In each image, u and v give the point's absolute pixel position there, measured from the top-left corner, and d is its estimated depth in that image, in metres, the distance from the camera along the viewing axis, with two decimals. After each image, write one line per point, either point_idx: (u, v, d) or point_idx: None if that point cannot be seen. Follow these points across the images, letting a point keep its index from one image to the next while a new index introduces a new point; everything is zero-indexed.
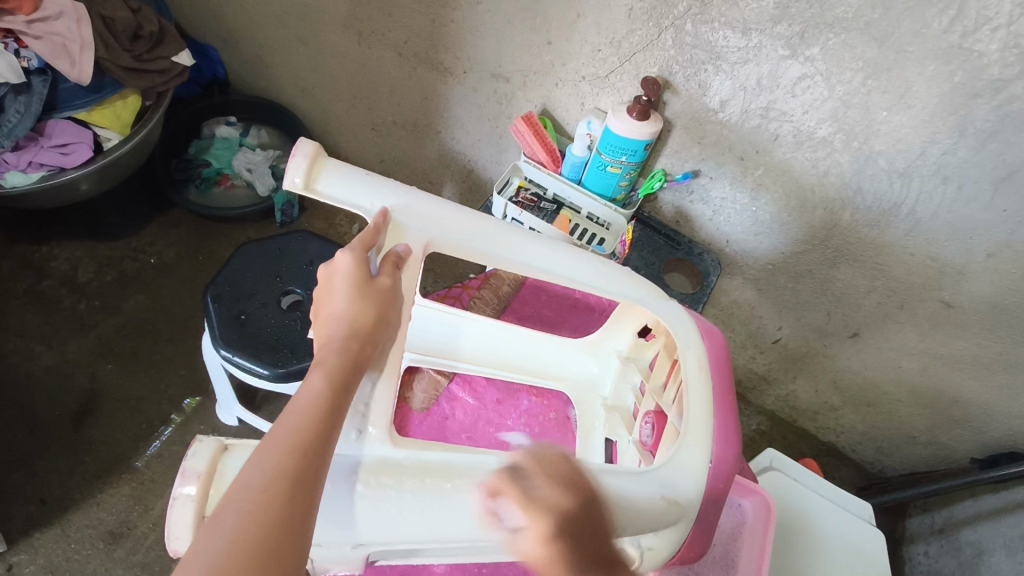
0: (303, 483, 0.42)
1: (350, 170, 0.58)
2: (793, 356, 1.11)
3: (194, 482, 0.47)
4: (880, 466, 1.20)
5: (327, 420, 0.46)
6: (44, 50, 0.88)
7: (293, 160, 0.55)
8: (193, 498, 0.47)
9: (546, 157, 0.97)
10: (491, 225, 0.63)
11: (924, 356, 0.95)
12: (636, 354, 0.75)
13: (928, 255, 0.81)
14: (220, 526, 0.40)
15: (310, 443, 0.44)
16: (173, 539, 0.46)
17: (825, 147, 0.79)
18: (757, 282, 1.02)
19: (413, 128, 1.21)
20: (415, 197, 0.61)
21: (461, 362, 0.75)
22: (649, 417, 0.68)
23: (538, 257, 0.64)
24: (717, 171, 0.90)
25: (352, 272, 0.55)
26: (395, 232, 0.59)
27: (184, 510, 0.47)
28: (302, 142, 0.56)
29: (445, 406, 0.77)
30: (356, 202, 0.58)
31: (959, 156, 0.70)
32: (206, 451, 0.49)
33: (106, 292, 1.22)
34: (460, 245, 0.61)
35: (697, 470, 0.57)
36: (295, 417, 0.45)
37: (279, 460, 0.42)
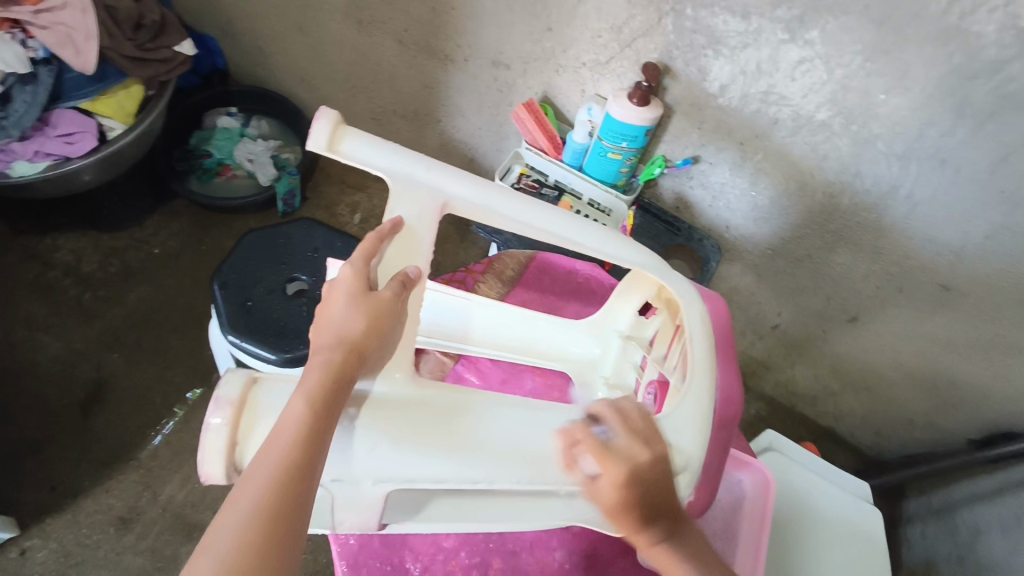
0: (284, 526, 0.40)
1: (373, 136, 0.55)
2: (792, 342, 1.12)
3: (225, 410, 0.45)
4: (878, 450, 1.21)
5: (308, 456, 0.42)
6: (49, 40, 0.89)
7: (315, 124, 0.52)
8: (224, 425, 0.44)
9: (547, 144, 0.98)
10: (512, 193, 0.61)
11: (923, 339, 0.96)
12: (637, 331, 0.75)
13: (925, 238, 0.82)
14: (196, 572, 0.37)
15: (292, 481, 0.41)
16: (205, 464, 0.44)
17: (824, 131, 0.79)
18: (756, 267, 1.03)
19: (414, 117, 1.22)
20: (436, 162, 0.57)
21: (471, 345, 0.75)
22: (653, 386, 0.67)
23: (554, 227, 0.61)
24: (716, 156, 0.91)
25: (352, 282, 0.50)
26: (414, 197, 0.55)
27: (217, 436, 0.44)
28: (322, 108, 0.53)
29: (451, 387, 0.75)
30: (380, 166, 0.55)
31: (956, 138, 0.71)
32: (237, 381, 0.46)
33: (110, 282, 1.23)
34: (478, 208, 0.58)
35: (697, 420, 0.57)
36: (276, 452, 0.41)
37: (249, 512, 0.39)
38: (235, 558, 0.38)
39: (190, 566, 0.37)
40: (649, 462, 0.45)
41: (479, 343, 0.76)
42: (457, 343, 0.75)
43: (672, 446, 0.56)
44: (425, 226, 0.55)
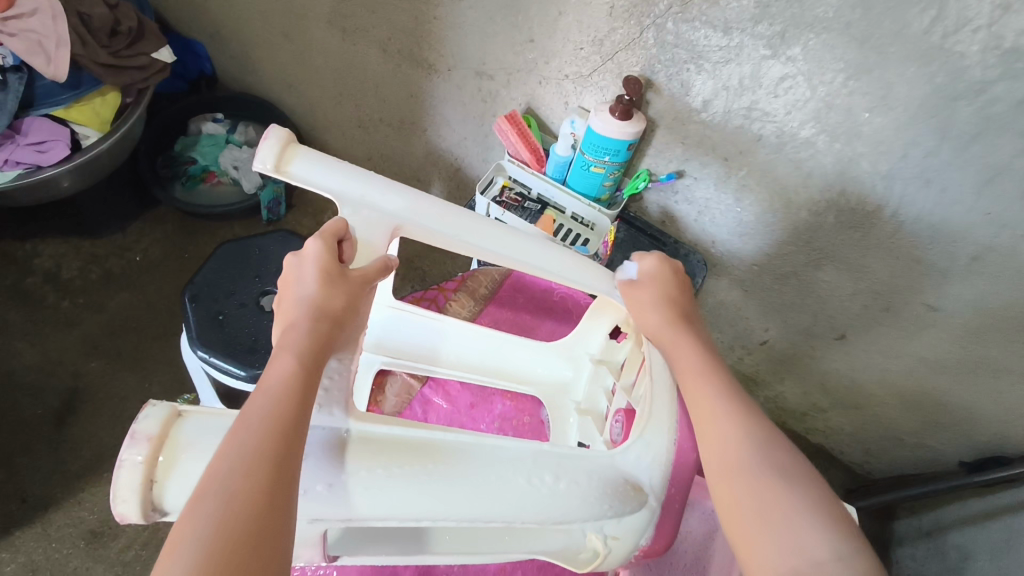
0: (285, 458, 0.40)
1: (324, 158, 0.57)
2: (780, 358, 1.11)
3: (144, 445, 0.42)
4: (868, 468, 1.19)
5: (301, 401, 0.44)
6: (18, 47, 0.87)
7: (264, 142, 0.54)
8: (142, 463, 0.42)
9: (530, 157, 0.96)
10: (466, 214, 0.62)
11: (911, 359, 0.94)
12: (609, 355, 0.75)
13: (912, 258, 0.80)
14: (199, 510, 0.37)
15: (288, 420, 0.42)
16: (119, 501, 0.42)
17: (807, 148, 0.78)
18: (743, 283, 1.01)
19: (399, 125, 1.20)
20: (386, 180, 0.59)
21: (438, 366, 0.75)
22: (619, 415, 0.68)
23: (503, 243, 0.63)
24: (701, 171, 0.89)
25: (323, 257, 0.52)
26: (363, 219, 0.58)
27: (133, 474, 0.42)
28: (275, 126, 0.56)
29: (417, 411, 0.75)
30: (329, 186, 0.57)
31: (941, 159, 0.69)
32: (161, 413, 0.44)
33: (90, 289, 1.22)
34: (430, 230, 0.60)
35: (657, 459, 0.57)
36: (269, 398, 0.43)
37: (253, 446, 0.40)
38: (251, 488, 0.38)
39: (195, 505, 0.37)
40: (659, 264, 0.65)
41: (448, 364, 0.75)
42: (424, 364, 0.75)
43: (629, 481, 0.56)
44: (376, 245, 0.58)
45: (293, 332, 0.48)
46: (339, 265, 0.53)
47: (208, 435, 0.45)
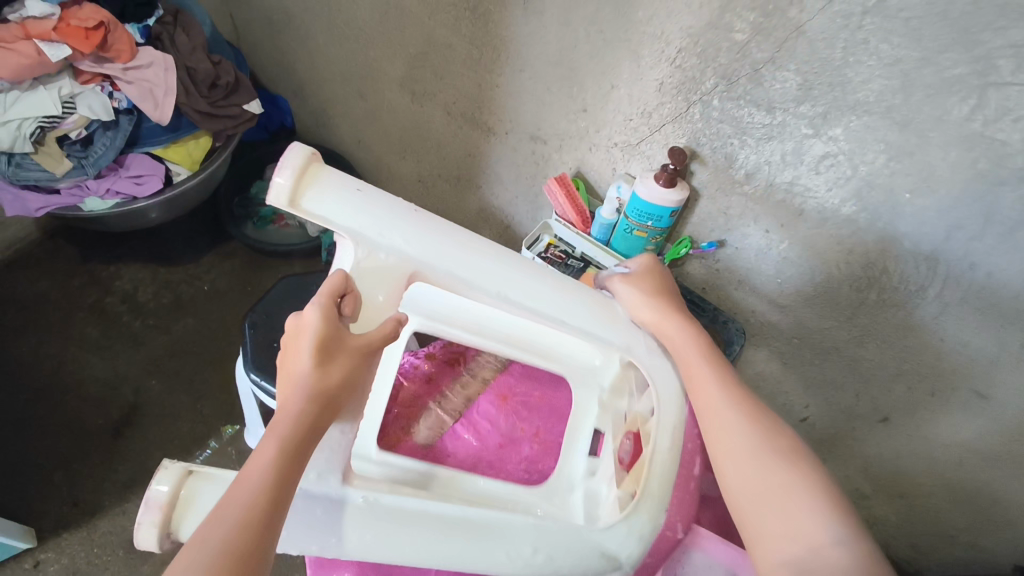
0: (256, 556, 0.45)
1: (337, 189, 0.61)
2: (821, 438, 1.07)
3: (156, 507, 0.51)
4: (916, 566, 1.13)
5: (282, 484, 0.49)
6: (133, 94, 0.98)
7: (278, 176, 0.58)
8: (157, 522, 0.51)
9: (576, 218, 1.00)
10: (477, 252, 0.67)
11: (959, 449, 0.90)
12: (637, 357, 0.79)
13: (957, 342, 0.79)
14: None
15: (266, 507, 0.47)
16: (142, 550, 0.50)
17: (848, 225, 0.79)
18: (782, 355, 1.01)
19: (457, 181, 1.28)
20: (401, 220, 0.63)
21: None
22: (630, 435, 0.74)
23: (511, 282, 0.68)
24: (742, 242, 0.91)
25: (322, 331, 0.56)
26: (374, 262, 0.63)
27: (149, 532, 0.50)
28: (298, 145, 0.60)
29: (448, 444, 0.84)
30: (341, 223, 0.61)
31: (985, 243, 0.69)
32: (172, 475, 0.53)
33: (160, 312, 1.31)
34: (443, 273, 0.66)
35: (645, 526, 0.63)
36: (252, 478, 0.48)
37: (224, 543, 0.44)
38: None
39: None
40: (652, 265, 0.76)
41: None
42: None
43: (604, 555, 0.62)
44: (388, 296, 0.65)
45: (286, 410, 0.53)
46: (337, 335, 0.57)
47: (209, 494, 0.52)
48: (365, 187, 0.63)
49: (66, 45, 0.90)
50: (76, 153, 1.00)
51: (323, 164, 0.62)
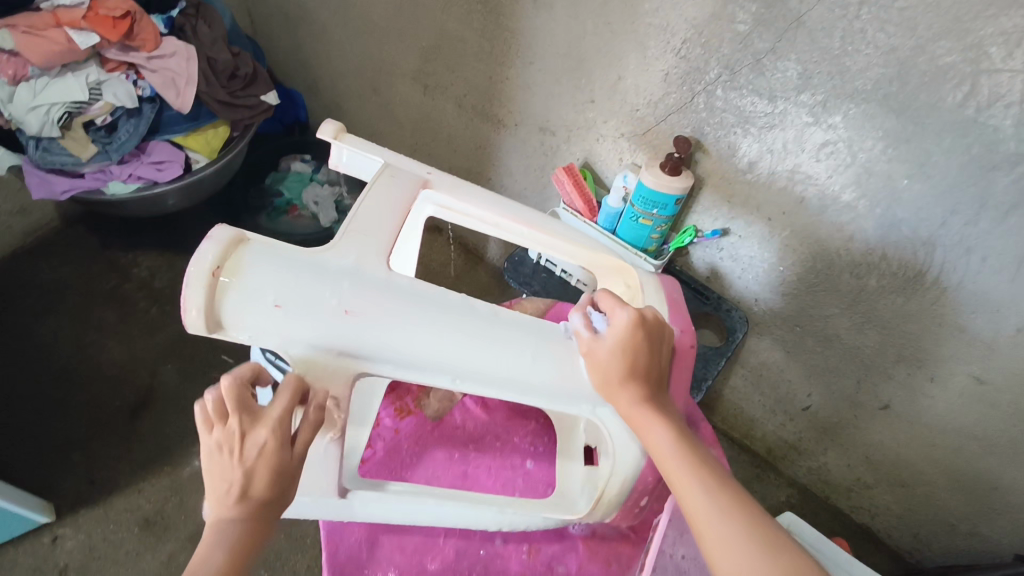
0: None
1: (253, 306, 0.52)
2: (823, 426, 1.09)
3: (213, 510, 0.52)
4: (917, 555, 1.14)
5: None
6: (156, 82, 1.02)
7: (186, 314, 0.50)
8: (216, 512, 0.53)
9: (583, 206, 1.02)
10: (429, 335, 0.58)
11: (958, 435, 0.92)
12: None
13: (955, 327, 0.81)
14: None
15: None
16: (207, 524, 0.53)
17: (849, 212, 0.81)
18: (785, 343, 1.03)
19: (466, 174, 1.31)
20: (326, 325, 0.54)
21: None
22: None
23: (466, 368, 0.59)
24: (745, 230, 0.94)
25: (263, 449, 0.51)
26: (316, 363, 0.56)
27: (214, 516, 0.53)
28: (205, 247, 0.51)
29: (458, 417, 0.84)
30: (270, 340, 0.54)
31: (980, 228, 0.72)
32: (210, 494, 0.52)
33: (176, 299, 1.34)
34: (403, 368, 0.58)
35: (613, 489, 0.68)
36: None
37: None
38: None
39: None
40: (635, 322, 0.60)
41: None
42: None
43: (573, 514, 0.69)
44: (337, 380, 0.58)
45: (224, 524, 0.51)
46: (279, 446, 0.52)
47: None
48: (284, 290, 0.53)
49: (95, 33, 0.95)
50: (101, 139, 1.04)
51: (237, 251, 0.53)
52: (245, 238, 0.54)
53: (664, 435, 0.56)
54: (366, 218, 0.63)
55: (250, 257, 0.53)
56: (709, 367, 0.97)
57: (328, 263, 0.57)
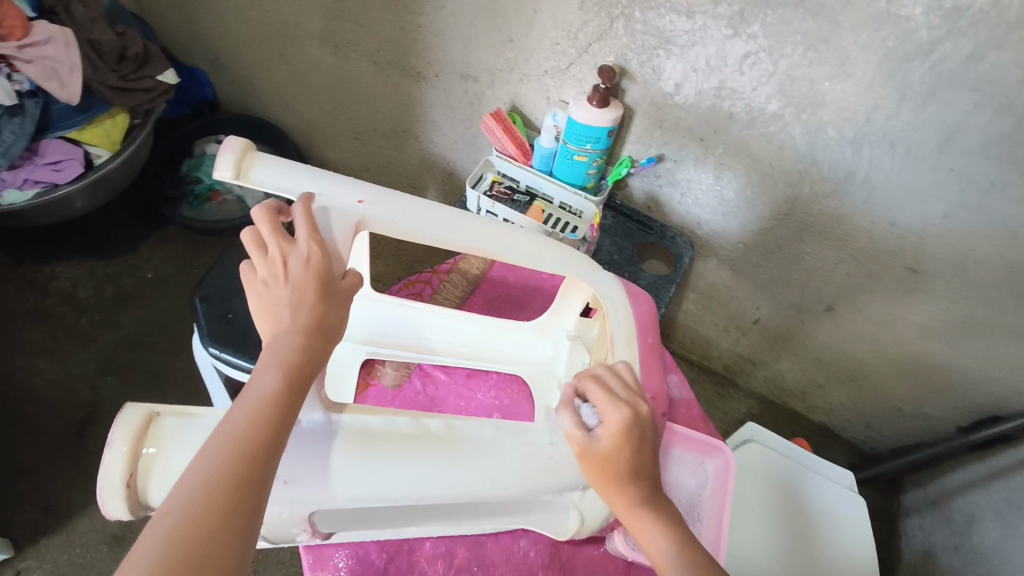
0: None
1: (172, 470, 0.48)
2: (774, 336, 1.13)
3: (127, 439, 0.48)
4: (872, 443, 1.21)
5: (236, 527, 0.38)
6: (35, 74, 0.93)
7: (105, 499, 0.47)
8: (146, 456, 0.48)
9: (516, 151, 1.00)
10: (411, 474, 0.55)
11: (899, 326, 0.97)
12: (583, 332, 0.80)
13: (887, 222, 0.84)
14: None
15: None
16: (106, 502, 0.47)
17: (776, 121, 0.81)
18: (730, 262, 1.05)
19: (394, 134, 1.26)
20: None
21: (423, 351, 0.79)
22: None
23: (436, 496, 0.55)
24: (679, 154, 0.93)
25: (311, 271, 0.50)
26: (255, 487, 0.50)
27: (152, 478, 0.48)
28: (111, 455, 0.47)
29: (416, 383, 0.80)
30: None
31: (902, 120, 0.73)
32: (133, 418, 0.48)
33: (105, 307, 1.27)
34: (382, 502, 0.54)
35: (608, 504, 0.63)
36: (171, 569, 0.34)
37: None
38: None
39: None
40: (628, 419, 0.50)
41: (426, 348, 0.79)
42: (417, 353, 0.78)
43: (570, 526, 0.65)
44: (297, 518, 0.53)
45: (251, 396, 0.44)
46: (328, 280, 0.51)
47: (183, 434, 0.49)
48: None
49: None
50: None
51: (150, 444, 0.49)
52: (155, 416, 0.50)
53: (660, 537, 0.50)
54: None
55: (164, 441, 0.49)
56: (661, 297, 0.98)
57: None
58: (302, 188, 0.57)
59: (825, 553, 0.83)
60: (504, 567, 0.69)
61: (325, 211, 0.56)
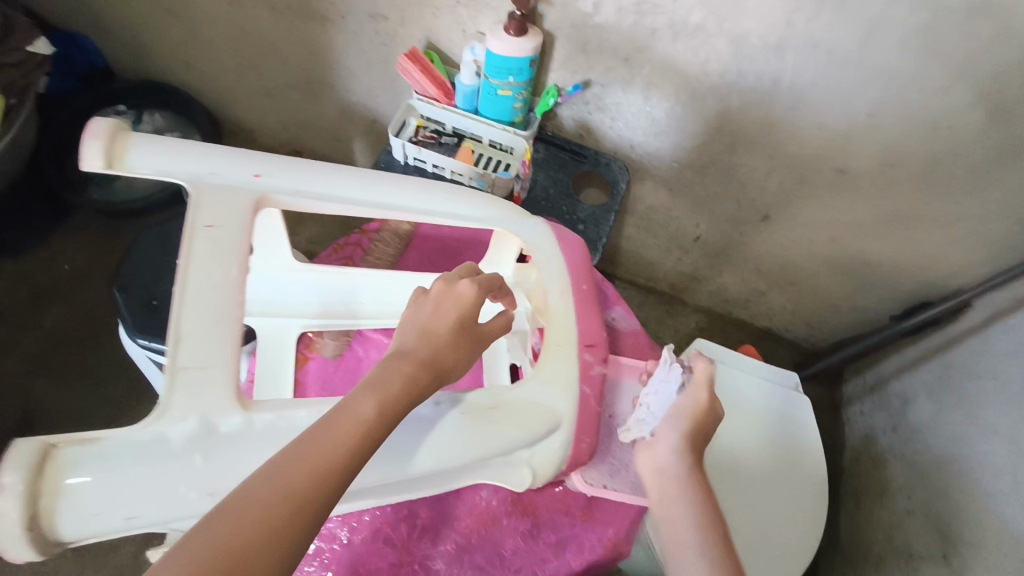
0: None
1: (90, 499, 0.40)
2: (715, 251, 1.15)
3: (20, 475, 0.38)
4: (814, 340, 1.28)
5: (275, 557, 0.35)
6: None
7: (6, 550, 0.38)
8: (58, 496, 0.39)
9: (437, 92, 0.94)
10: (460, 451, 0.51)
11: (833, 228, 0.99)
12: (522, 279, 0.78)
13: (815, 126, 0.84)
14: None
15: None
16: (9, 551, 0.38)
17: (700, 34, 0.79)
18: (667, 183, 1.04)
19: (306, 86, 1.17)
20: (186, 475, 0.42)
21: (362, 318, 0.69)
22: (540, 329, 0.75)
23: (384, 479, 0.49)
24: (606, 78, 0.90)
25: (461, 299, 0.51)
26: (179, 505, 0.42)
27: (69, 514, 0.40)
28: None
29: (358, 349, 0.69)
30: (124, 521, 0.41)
31: (823, 21, 0.71)
32: (28, 455, 0.39)
33: (22, 308, 1.18)
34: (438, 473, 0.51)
35: (553, 453, 0.60)
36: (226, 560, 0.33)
37: None
38: None
39: None
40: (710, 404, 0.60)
41: (372, 313, 0.69)
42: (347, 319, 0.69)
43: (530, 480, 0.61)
44: None
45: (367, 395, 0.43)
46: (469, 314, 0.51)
47: (94, 460, 0.41)
48: (130, 496, 0.41)
49: None
50: None
51: (52, 479, 0.40)
52: (53, 448, 0.40)
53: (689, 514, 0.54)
54: (201, 305, 0.47)
55: (72, 471, 0.40)
56: (601, 228, 0.97)
57: (164, 434, 0.43)
58: (187, 168, 0.53)
59: (768, 452, 0.89)
60: (468, 521, 0.69)
61: (215, 189, 0.52)
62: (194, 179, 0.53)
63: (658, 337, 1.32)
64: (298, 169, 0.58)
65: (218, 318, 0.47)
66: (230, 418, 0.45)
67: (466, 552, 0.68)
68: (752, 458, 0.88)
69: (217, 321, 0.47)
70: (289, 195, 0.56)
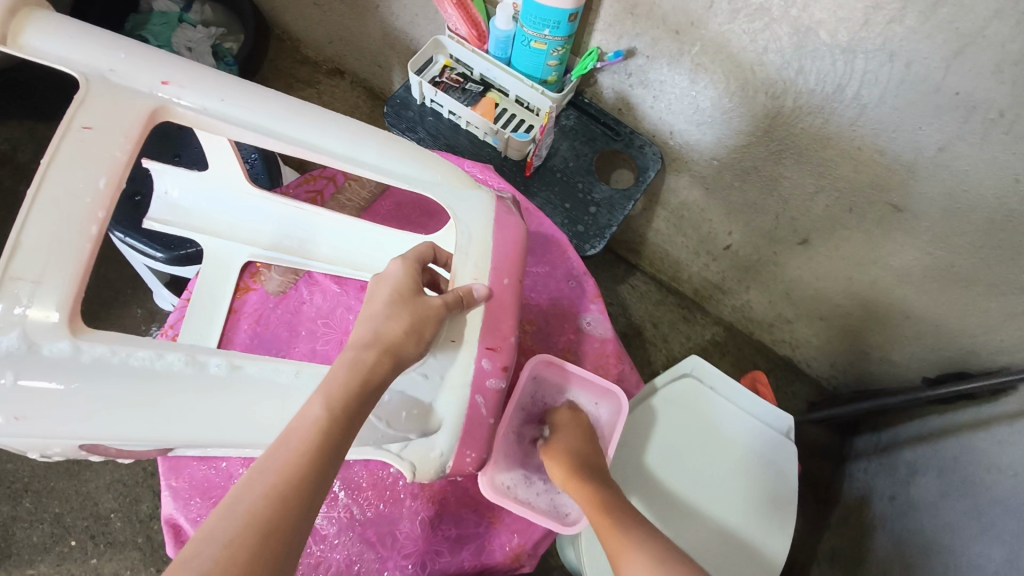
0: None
1: None
2: (745, 264, 1.05)
3: None
4: (834, 383, 1.16)
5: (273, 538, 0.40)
6: None
7: None
8: None
9: (470, 33, 0.86)
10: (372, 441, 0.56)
11: (877, 268, 0.87)
12: None
13: (874, 149, 0.72)
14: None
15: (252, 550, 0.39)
16: None
17: (762, 16, 0.68)
18: (703, 181, 0.94)
19: (352, 2, 1.11)
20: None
21: (313, 260, 0.70)
22: None
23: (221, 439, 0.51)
24: (651, 49, 0.80)
25: (401, 280, 0.55)
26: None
27: None
28: None
29: (303, 291, 0.75)
30: None
31: (905, 26, 0.59)
32: None
33: None
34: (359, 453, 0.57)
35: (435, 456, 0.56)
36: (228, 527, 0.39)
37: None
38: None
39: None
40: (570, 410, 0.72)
41: (323, 258, 0.70)
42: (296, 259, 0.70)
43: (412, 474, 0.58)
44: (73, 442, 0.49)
45: (331, 376, 0.47)
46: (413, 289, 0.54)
47: None
48: None
49: None
50: None
51: None
52: None
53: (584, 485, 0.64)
54: (52, 204, 0.47)
55: None
56: (615, 214, 0.89)
57: None
58: (91, 62, 0.54)
59: (735, 499, 0.79)
60: (369, 492, 0.68)
61: (106, 88, 0.53)
62: (92, 72, 0.53)
63: (665, 341, 1.24)
64: (212, 84, 0.57)
65: (71, 227, 0.47)
66: (56, 342, 0.45)
67: (358, 524, 0.67)
68: (715, 499, 0.79)
69: (69, 232, 0.46)
70: (195, 109, 0.56)
